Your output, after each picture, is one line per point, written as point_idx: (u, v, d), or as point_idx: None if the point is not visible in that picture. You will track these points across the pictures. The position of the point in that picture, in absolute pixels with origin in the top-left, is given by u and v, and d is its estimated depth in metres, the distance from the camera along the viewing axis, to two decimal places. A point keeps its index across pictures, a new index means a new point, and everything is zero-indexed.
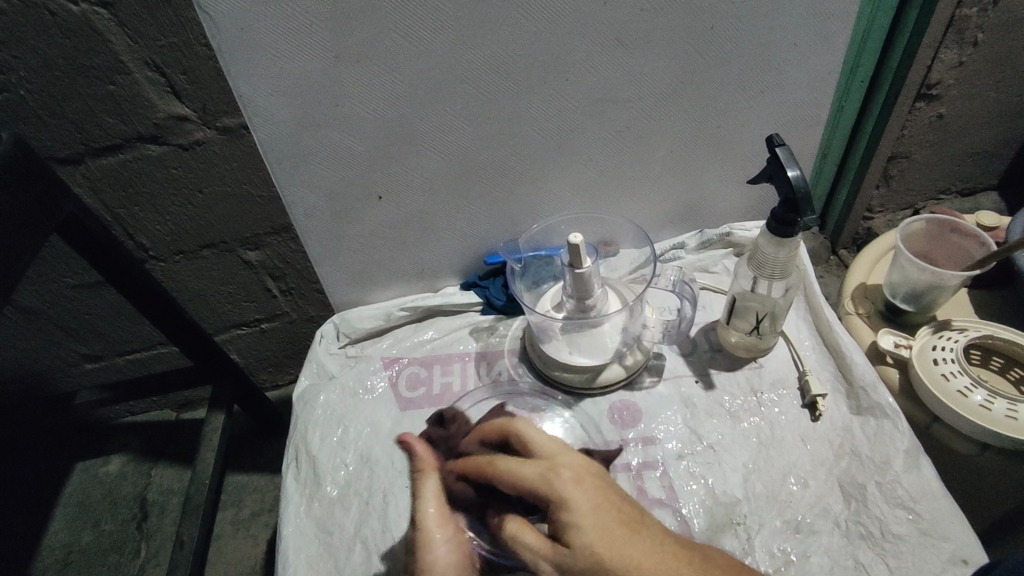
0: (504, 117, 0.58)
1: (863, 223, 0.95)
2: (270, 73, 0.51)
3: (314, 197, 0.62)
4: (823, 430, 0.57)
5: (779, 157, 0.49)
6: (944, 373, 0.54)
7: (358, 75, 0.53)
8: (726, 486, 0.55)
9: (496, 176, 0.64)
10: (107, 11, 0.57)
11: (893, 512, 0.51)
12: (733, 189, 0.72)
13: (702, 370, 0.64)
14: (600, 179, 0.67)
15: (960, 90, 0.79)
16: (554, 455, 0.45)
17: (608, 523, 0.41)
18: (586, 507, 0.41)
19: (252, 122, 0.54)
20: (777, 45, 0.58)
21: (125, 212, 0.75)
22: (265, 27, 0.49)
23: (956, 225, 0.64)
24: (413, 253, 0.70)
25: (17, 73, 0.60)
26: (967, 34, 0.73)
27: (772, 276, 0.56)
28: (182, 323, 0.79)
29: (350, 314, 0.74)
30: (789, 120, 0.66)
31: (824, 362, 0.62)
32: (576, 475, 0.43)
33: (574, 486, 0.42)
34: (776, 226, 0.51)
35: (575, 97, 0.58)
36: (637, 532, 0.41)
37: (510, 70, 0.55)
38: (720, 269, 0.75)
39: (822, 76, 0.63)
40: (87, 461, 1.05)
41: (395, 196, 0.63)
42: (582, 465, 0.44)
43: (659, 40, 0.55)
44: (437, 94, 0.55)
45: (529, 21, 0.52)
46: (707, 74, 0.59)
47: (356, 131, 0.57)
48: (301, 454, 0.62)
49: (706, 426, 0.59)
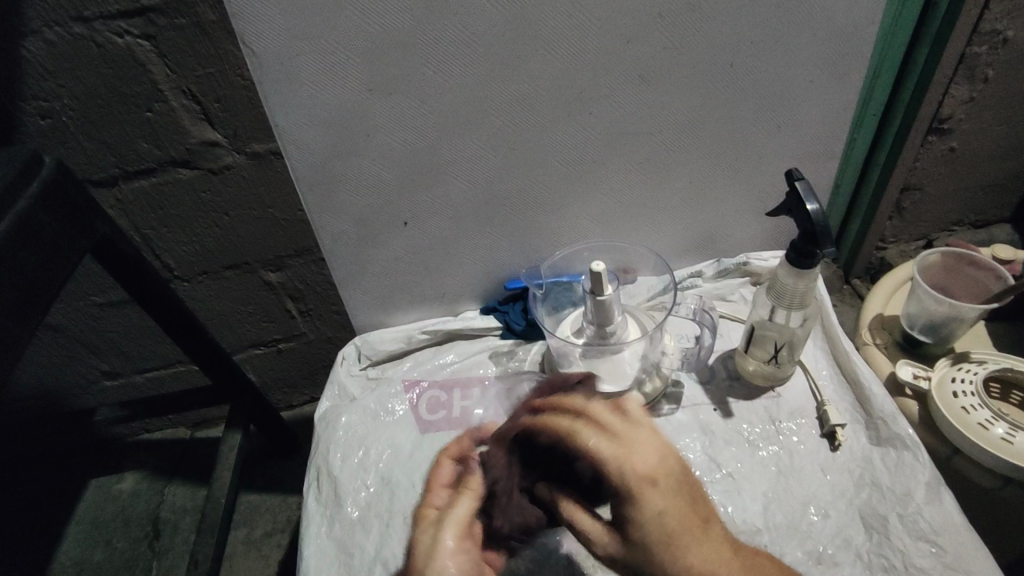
0: (528, 148, 0.60)
1: (877, 253, 0.96)
2: (305, 105, 0.54)
3: (341, 222, 0.64)
4: (843, 461, 0.57)
5: (798, 192, 0.50)
6: (964, 406, 0.55)
7: (390, 107, 0.55)
8: (745, 514, 0.55)
9: (518, 205, 0.65)
10: (149, 43, 0.60)
11: (916, 545, 0.51)
12: (749, 220, 0.73)
13: (720, 398, 0.64)
14: (619, 209, 0.68)
15: (972, 124, 0.81)
16: (628, 451, 0.48)
17: (660, 537, 0.44)
18: (649, 516, 0.45)
19: (286, 149, 0.56)
20: (793, 81, 0.60)
21: (154, 233, 0.77)
22: (302, 62, 0.51)
23: (973, 258, 0.65)
24: (435, 278, 0.72)
25: (60, 101, 0.63)
26: (978, 70, 0.74)
27: (790, 306, 0.57)
28: (204, 341, 0.80)
29: (372, 336, 0.75)
30: (805, 154, 0.68)
31: (843, 392, 0.62)
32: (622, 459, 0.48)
33: (641, 486, 0.46)
34: (795, 257, 0.52)
35: (597, 130, 0.60)
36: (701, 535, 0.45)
37: (535, 104, 0.57)
38: (737, 297, 0.76)
39: (837, 111, 0.64)
40: (102, 477, 1.06)
41: (419, 222, 0.65)
42: (658, 462, 0.47)
43: (680, 76, 0.57)
44: (463, 126, 0.57)
45: (555, 58, 0.54)
46: (724, 109, 0.61)
47: (385, 159, 0.59)
48: (322, 475, 0.63)
49: (724, 454, 0.59)
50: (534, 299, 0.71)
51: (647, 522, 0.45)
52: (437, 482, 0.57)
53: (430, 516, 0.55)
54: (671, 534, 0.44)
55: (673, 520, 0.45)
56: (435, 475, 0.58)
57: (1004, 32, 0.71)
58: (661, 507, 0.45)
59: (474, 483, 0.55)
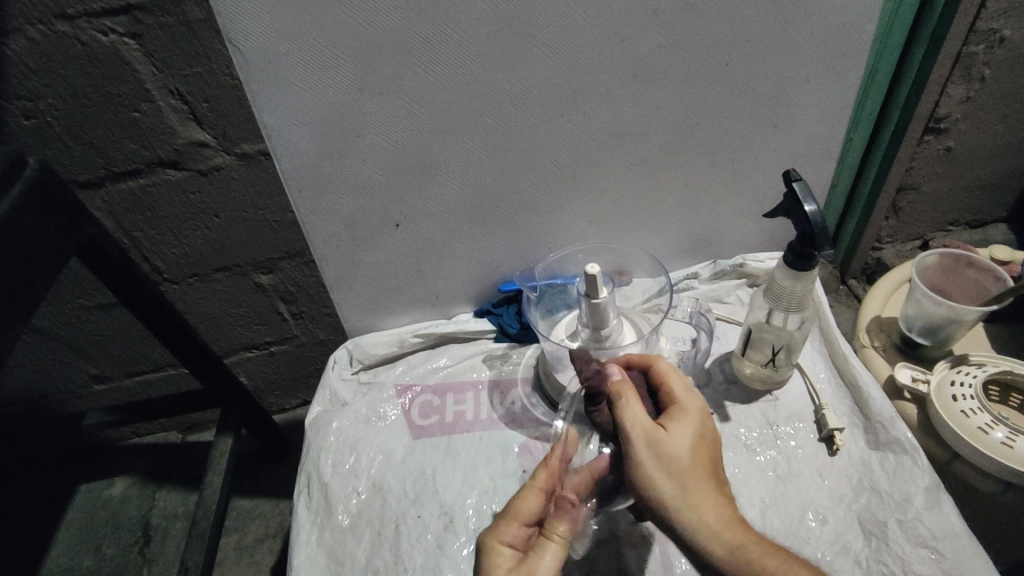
0: (522, 149, 0.59)
1: (874, 253, 0.95)
2: (293, 105, 0.53)
3: (332, 224, 0.63)
4: (841, 466, 0.56)
5: (795, 193, 0.49)
6: (964, 410, 0.54)
7: (380, 106, 0.54)
8: (743, 520, 0.54)
9: (511, 206, 0.64)
10: (135, 42, 0.59)
11: (916, 551, 0.50)
12: (745, 221, 0.72)
13: (717, 402, 0.63)
14: (614, 210, 0.67)
15: (969, 124, 0.80)
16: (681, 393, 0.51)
17: (691, 465, 0.45)
18: (684, 446, 0.45)
19: (274, 150, 0.55)
20: (789, 81, 0.59)
21: (143, 235, 0.76)
22: (290, 61, 0.50)
23: (971, 259, 0.64)
24: (428, 280, 0.70)
25: (45, 101, 0.62)
26: (975, 70, 0.74)
27: (788, 309, 0.56)
28: (193, 345, 0.79)
29: (364, 340, 0.74)
30: (801, 154, 0.67)
31: (840, 395, 0.61)
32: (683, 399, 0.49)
33: (688, 416, 0.47)
34: (793, 259, 0.52)
35: (592, 129, 0.59)
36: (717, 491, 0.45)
37: (528, 103, 0.56)
38: (734, 299, 0.75)
39: (834, 112, 0.63)
40: (92, 483, 1.04)
41: (411, 223, 0.64)
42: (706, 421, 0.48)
43: (675, 75, 0.56)
44: (455, 127, 0.56)
45: (549, 57, 0.53)
46: (720, 109, 0.60)
47: (376, 160, 0.58)
48: (313, 482, 0.62)
49: (721, 459, 0.58)
50: (528, 302, 0.70)
51: (683, 448, 0.45)
52: (519, 515, 0.48)
53: (506, 555, 0.46)
54: (694, 467, 0.45)
55: (703, 459, 0.45)
56: (521, 508, 0.48)
57: (1001, 31, 0.71)
58: (695, 434, 0.46)
59: (564, 528, 0.46)
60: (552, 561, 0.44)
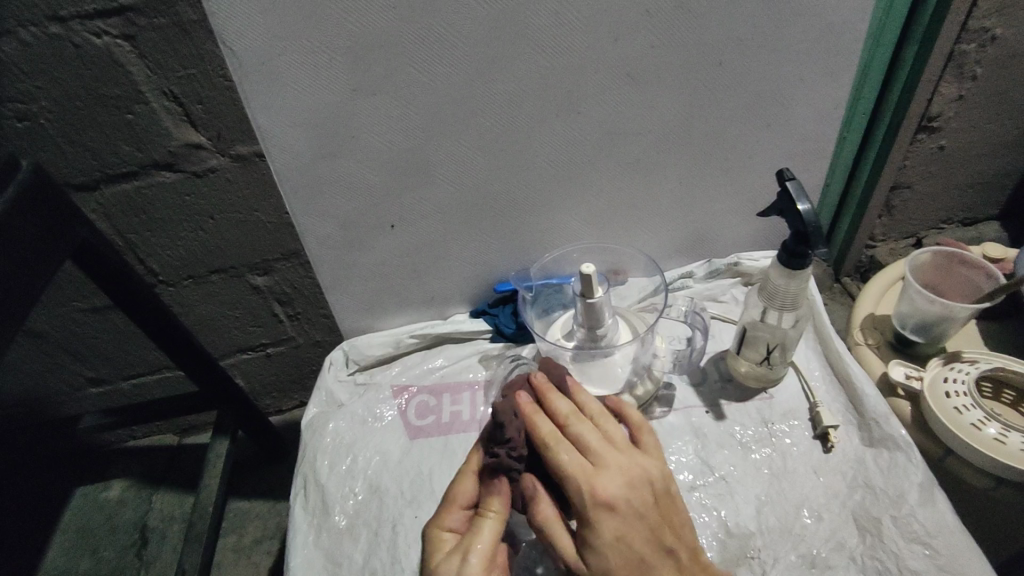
0: (516, 149, 0.59)
1: (867, 251, 0.96)
2: (288, 107, 0.53)
3: (327, 225, 0.63)
4: (835, 463, 0.57)
5: (789, 192, 0.49)
6: (957, 406, 0.54)
7: (375, 107, 0.54)
8: (739, 517, 0.54)
9: (507, 206, 0.64)
10: (128, 43, 0.59)
11: (910, 547, 0.50)
12: (740, 220, 0.72)
13: (712, 400, 0.63)
14: (610, 209, 0.67)
15: (961, 122, 0.81)
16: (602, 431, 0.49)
17: (617, 563, 0.43)
18: (607, 539, 0.44)
19: (269, 152, 0.55)
20: (783, 80, 0.59)
21: (137, 237, 0.75)
22: (284, 63, 0.50)
23: (963, 257, 0.64)
24: (424, 281, 0.71)
25: (38, 103, 0.61)
26: (966, 68, 0.74)
27: (782, 307, 0.56)
28: (189, 347, 0.79)
29: (360, 341, 0.74)
30: (795, 153, 0.67)
31: (834, 393, 0.62)
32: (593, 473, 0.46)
33: (602, 512, 0.44)
34: (787, 257, 0.52)
35: (587, 129, 0.59)
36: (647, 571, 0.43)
37: (522, 103, 0.56)
38: (728, 298, 0.75)
39: (828, 111, 0.64)
40: (88, 486, 1.04)
41: (407, 224, 0.64)
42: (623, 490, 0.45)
43: (669, 75, 0.56)
44: (450, 127, 0.56)
45: (543, 57, 0.53)
46: (715, 108, 0.60)
47: (371, 161, 0.58)
48: (309, 482, 0.62)
49: (717, 457, 0.59)
50: (524, 302, 0.70)
51: (606, 546, 0.44)
52: (457, 500, 0.48)
53: (446, 539, 0.47)
54: (623, 563, 0.43)
55: (631, 543, 0.44)
56: (458, 490, 0.49)
57: (992, 30, 0.71)
58: (620, 487, 0.45)
59: (499, 504, 0.47)
60: (493, 536, 0.45)
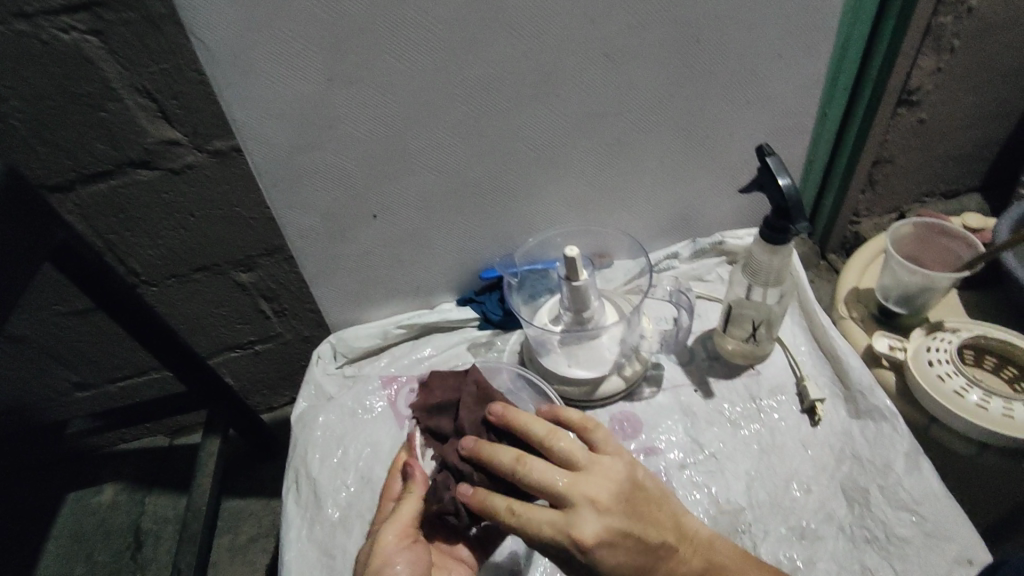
0: (496, 135, 0.59)
1: (851, 227, 0.96)
2: (264, 99, 0.52)
3: (309, 218, 0.62)
4: (823, 436, 0.57)
5: (770, 167, 0.49)
6: (939, 374, 0.54)
7: (351, 97, 0.53)
8: (729, 494, 0.55)
9: (490, 193, 0.64)
10: (96, 38, 0.57)
11: (896, 515, 0.51)
12: (723, 198, 0.72)
13: (701, 378, 0.63)
14: (592, 192, 0.67)
15: (941, 94, 0.81)
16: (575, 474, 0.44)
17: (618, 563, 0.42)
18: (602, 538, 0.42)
19: (245, 145, 0.55)
20: (760, 57, 0.59)
21: (116, 237, 0.74)
22: (256, 53, 0.49)
23: (945, 228, 0.64)
24: (409, 271, 0.70)
25: (7, 103, 0.60)
26: (945, 41, 0.75)
27: (766, 284, 0.57)
28: (175, 347, 0.78)
29: (347, 333, 0.73)
30: (777, 129, 0.67)
31: (821, 367, 0.62)
32: (560, 526, 0.42)
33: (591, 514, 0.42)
34: (770, 233, 0.52)
35: (566, 112, 0.59)
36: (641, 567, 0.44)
37: (501, 87, 0.55)
38: (714, 278, 0.75)
39: (805, 87, 0.64)
40: (79, 491, 1.03)
41: (388, 214, 0.64)
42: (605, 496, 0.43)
43: (646, 54, 0.56)
44: (430, 115, 0.56)
45: (518, 39, 0.52)
46: (694, 86, 0.60)
47: (351, 151, 0.57)
48: (301, 477, 0.62)
49: (707, 435, 0.59)
50: (510, 289, 0.70)
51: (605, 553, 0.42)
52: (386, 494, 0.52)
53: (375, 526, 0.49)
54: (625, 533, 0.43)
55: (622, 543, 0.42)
56: (386, 487, 0.53)
57: (969, 2, 0.71)
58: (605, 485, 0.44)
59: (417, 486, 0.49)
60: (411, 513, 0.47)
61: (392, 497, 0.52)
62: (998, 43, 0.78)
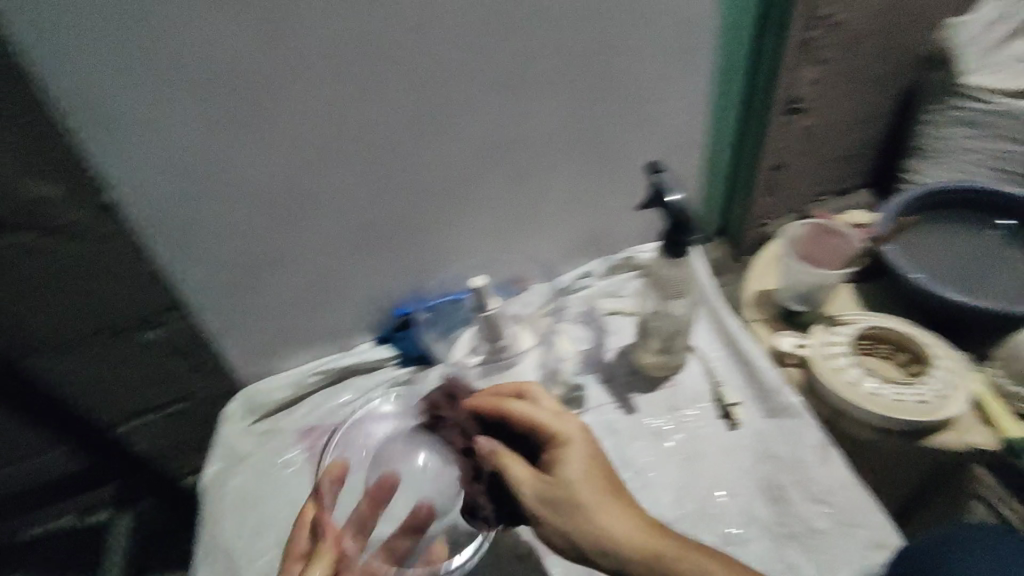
0: (397, 171, 0.58)
1: (761, 229, 1.02)
2: (137, 152, 0.49)
3: (207, 269, 0.59)
4: (743, 438, 0.58)
5: (660, 185, 0.51)
6: (837, 366, 0.58)
7: (238, 142, 0.51)
8: (657, 507, 0.55)
9: (398, 229, 0.63)
10: None
11: (813, 508, 0.53)
12: (630, 216, 0.74)
13: (622, 394, 0.64)
14: (502, 222, 0.67)
15: (823, 102, 0.87)
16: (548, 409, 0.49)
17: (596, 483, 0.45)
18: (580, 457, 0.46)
19: (122, 200, 0.52)
20: (646, 79, 0.62)
21: None
22: (127, 104, 0.46)
23: (834, 226, 0.67)
24: (323, 314, 0.68)
25: None
26: (818, 53, 0.80)
27: (671, 296, 0.59)
28: (71, 420, 0.72)
29: (260, 386, 0.69)
30: (672, 146, 0.70)
31: (736, 372, 0.63)
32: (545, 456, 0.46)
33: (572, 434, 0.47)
34: (669, 248, 0.53)
35: (466, 143, 0.59)
36: (617, 503, 0.45)
37: (397, 124, 0.55)
38: (628, 292, 0.75)
39: (693, 104, 0.67)
40: None
41: (293, 258, 0.61)
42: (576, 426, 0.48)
43: (536, 84, 0.58)
44: (326, 157, 0.55)
45: (408, 75, 0.52)
46: (587, 110, 0.62)
47: (246, 198, 0.55)
48: (216, 547, 0.57)
49: (632, 450, 0.59)
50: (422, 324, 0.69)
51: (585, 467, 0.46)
52: (293, 553, 0.50)
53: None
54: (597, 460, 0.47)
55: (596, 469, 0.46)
56: (291, 546, 0.50)
57: (834, 17, 0.77)
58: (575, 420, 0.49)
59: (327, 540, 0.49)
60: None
61: (300, 556, 0.50)
62: (864, 53, 0.85)
